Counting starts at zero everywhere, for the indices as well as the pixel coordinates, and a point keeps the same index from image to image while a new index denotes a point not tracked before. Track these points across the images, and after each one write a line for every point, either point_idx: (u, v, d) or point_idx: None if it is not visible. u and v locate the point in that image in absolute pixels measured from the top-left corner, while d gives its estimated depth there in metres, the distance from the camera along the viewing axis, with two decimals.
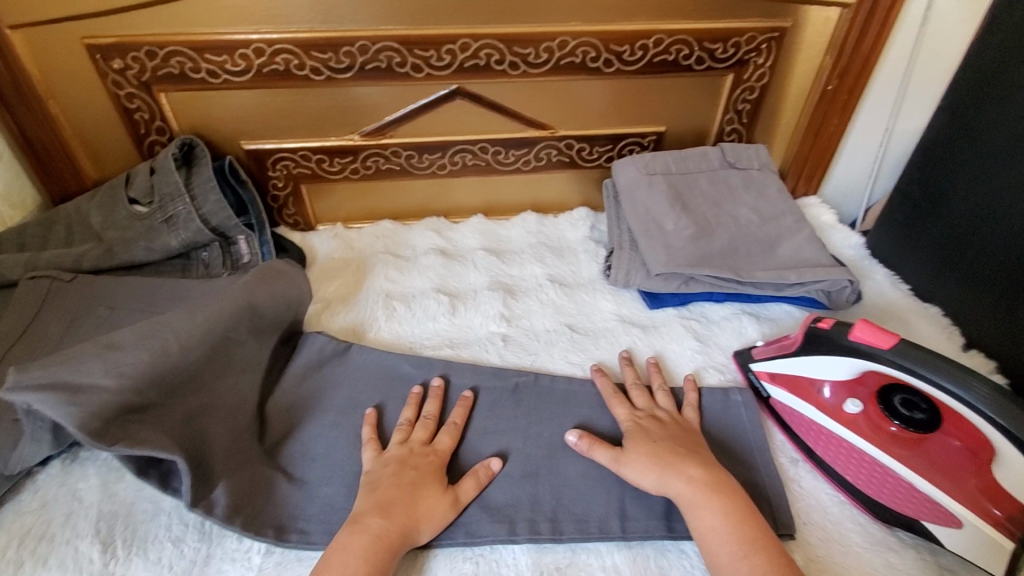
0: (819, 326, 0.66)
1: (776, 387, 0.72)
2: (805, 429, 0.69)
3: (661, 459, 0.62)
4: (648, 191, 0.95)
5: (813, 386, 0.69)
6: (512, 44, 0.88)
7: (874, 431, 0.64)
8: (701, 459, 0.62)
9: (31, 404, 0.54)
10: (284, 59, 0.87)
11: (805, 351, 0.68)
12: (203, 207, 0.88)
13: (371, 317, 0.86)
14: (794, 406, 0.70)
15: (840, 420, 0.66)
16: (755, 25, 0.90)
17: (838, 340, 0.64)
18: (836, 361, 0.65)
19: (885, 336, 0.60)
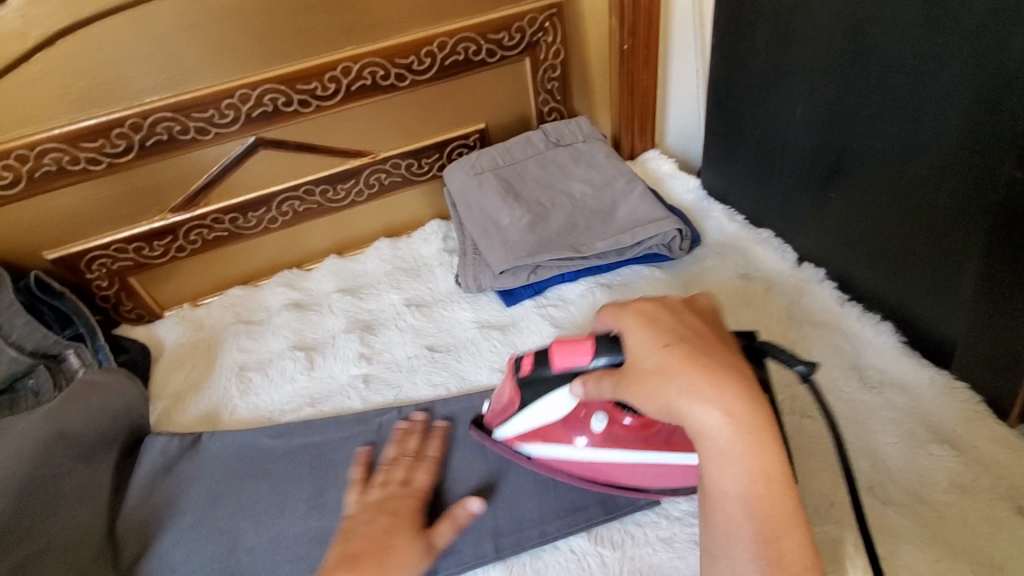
0: (523, 371, 0.60)
1: (528, 444, 0.65)
2: (585, 468, 0.64)
3: (692, 400, 0.47)
4: (479, 191, 0.94)
5: (550, 428, 0.63)
6: (293, 83, 0.86)
7: (628, 436, 0.60)
8: (739, 383, 0.47)
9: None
10: (53, 158, 0.81)
11: (530, 402, 0.61)
12: (12, 334, 0.82)
13: (225, 399, 0.82)
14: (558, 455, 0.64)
15: (597, 446, 0.62)
16: (529, 7, 0.91)
17: (547, 371, 0.58)
18: (566, 394, 0.58)
19: (576, 345, 0.56)
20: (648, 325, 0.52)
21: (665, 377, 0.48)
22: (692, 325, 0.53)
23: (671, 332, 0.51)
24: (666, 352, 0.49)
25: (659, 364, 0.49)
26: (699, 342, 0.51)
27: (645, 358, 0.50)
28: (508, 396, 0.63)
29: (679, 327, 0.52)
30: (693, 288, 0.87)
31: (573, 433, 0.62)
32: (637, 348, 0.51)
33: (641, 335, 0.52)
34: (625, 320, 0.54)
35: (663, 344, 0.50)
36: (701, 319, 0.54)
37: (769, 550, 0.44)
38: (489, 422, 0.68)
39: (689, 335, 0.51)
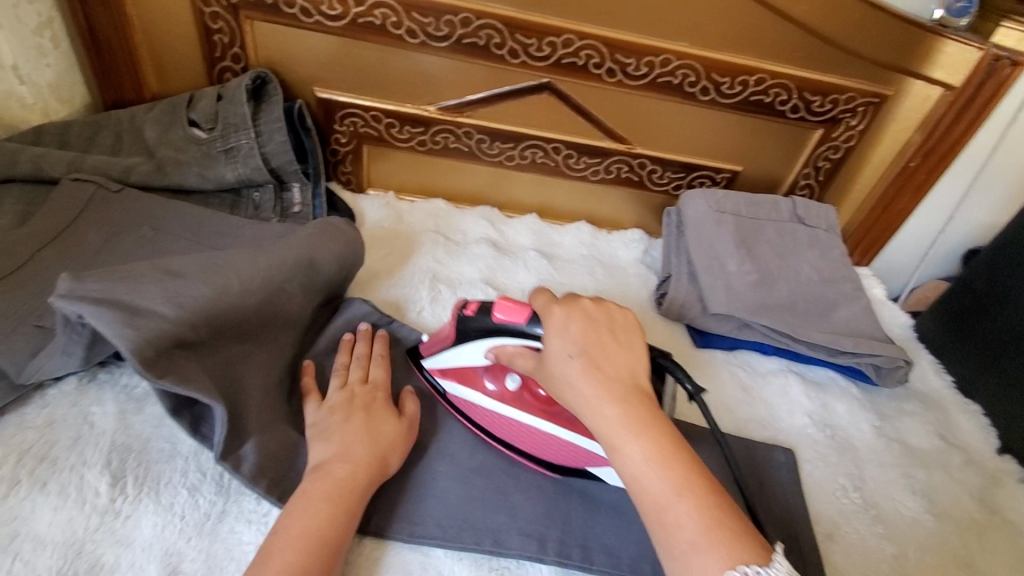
0: (466, 313, 0.63)
1: (446, 380, 0.69)
2: (495, 422, 0.67)
3: (583, 401, 0.49)
4: (715, 228, 0.91)
5: (472, 371, 0.68)
6: (616, 50, 0.86)
7: (534, 400, 0.67)
8: (614, 385, 0.50)
9: (82, 315, 0.50)
10: (381, 14, 0.83)
11: (457, 340, 0.65)
12: (267, 146, 0.84)
13: (415, 296, 0.84)
14: (465, 396, 0.68)
15: (504, 401, 0.67)
16: (858, 86, 0.89)
17: (484, 322, 0.62)
18: (489, 348, 0.62)
19: (518, 308, 0.59)
20: (564, 332, 0.53)
21: (565, 382, 0.51)
22: (594, 331, 0.53)
23: (578, 338, 0.52)
24: (570, 362, 0.51)
25: (563, 370, 0.51)
26: (604, 353, 0.52)
27: (553, 362, 0.53)
28: (444, 330, 0.67)
29: (590, 333, 0.53)
30: (887, 423, 0.84)
31: (489, 383, 0.67)
32: (552, 352, 0.53)
33: (556, 339, 0.53)
34: (552, 319, 0.54)
35: (568, 353, 0.52)
36: (614, 326, 0.54)
37: (697, 536, 0.43)
38: (421, 351, 0.70)
39: (602, 345, 0.52)
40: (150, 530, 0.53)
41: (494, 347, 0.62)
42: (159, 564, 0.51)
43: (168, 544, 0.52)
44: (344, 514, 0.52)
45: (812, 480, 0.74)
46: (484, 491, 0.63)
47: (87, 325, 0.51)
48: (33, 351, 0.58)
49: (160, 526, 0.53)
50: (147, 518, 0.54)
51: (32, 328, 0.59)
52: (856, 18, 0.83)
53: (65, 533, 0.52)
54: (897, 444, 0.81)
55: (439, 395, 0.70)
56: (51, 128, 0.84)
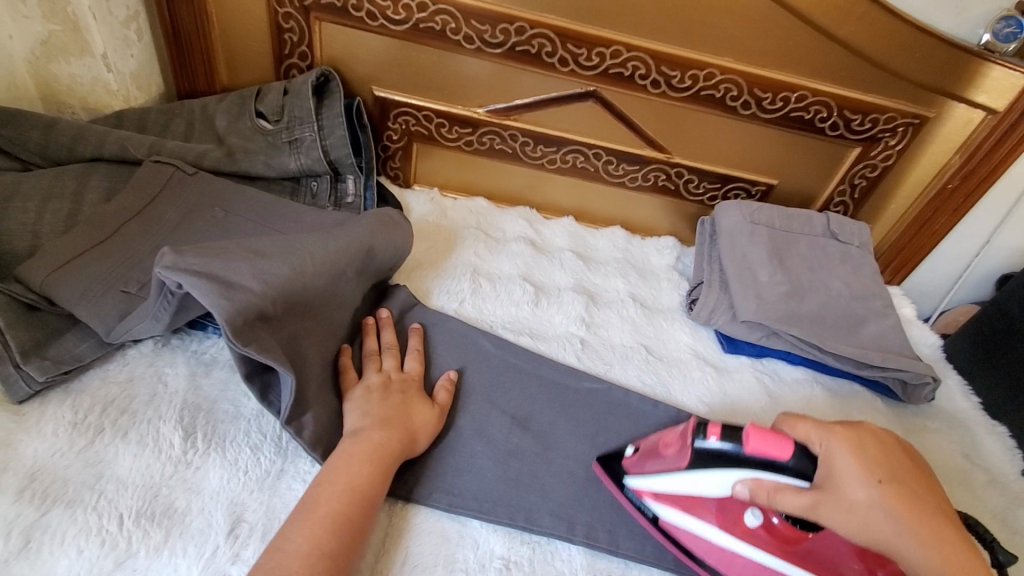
0: (706, 439, 0.58)
1: (661, 505, 0.63)
2: (708, 550, 0.62)
3: (910, 537, 0.49)
4: (748, 239, 0.94)
5: (697, 499, 0.62)
6: (661, 62, 0.89)
7: (771, 539, 0.59)
8: (936, 517, 0.50)
9: (181, 284, 0.56)
10: (442, 20, 0.88)
11: (694, 467, 0.58)
12: (327, 139, 0.90)
13: (458, 288, 0.88)
14: (680, 524, 0.63)
15: (736, 536, 0.60)
16: (898, 106, 0.91)
17: (736, 452, 0.56)
18: (738, 480, 0.56)
19: (775, 438, 0.55)
20: (856, 453, 0.53)
21: (877, 511, 0.50)
22: (869, 447, 0.54)
23: (875, 461, 0.52)
24: (878, 487, 0.51)
25: (874, 498, 0.50)
26: (905, 479, 0.52)
27: (852, 487, 0.51)
28: (673, 451, 0.61)
29: (884, 455, 0.53)
30: (911, 438, 0.85)
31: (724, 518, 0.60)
32: (845, 475, 0.52)
33: (847, 460, 0.52)
34: (826, 438, 0.54)
35: (876, 477, 0.51)
36: (871, 438, 0.55)
37: None
38: (629, 470, 0.67)
39: (899, 468, 0.53)
40: (218, 481, 0.58)
41: (749, 482, 0.56)
42: (225, 512, 0.57)
43: (233, 495, 0.58)
44: (377, 475, 0.57)
45: None
46: (518, 472, 0.67)
47: (183, 293, 0.57)
48: (120, 314, 0.65)
49: (226, 478, 0.59)
50: (215, 470, 0.59)
51: (119, 294, 0.66)
52: (900, 41, 0.86)
53: (144, 477, 0.57)
54: None
55: (644, 514, 0.65)
56: (132, 113, 0.91)
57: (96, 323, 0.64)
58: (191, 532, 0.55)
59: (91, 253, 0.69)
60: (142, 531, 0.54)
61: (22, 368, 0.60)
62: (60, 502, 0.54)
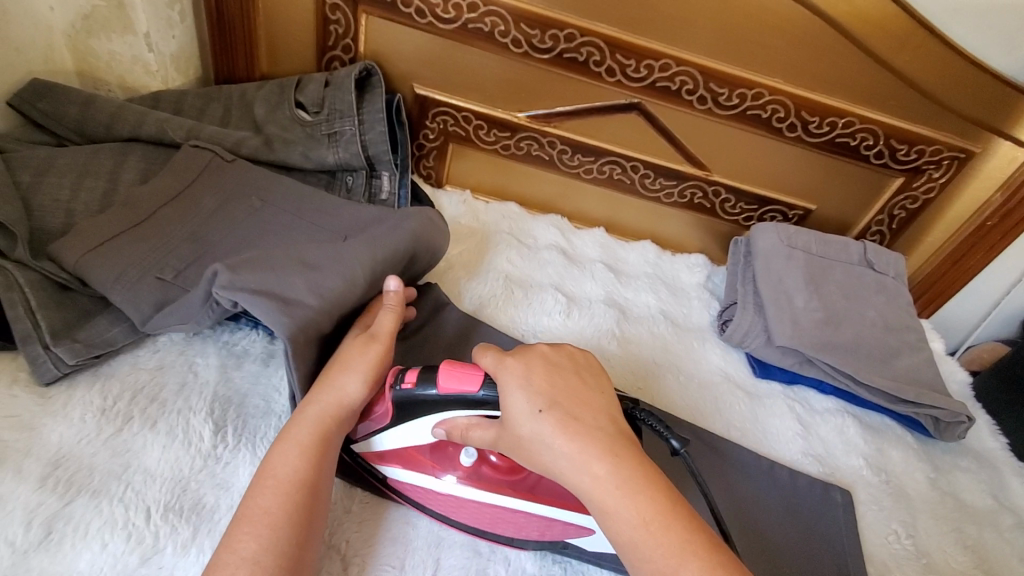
0: (405, 389, 0.58)
1: (387, 466, 0.61)
2: (462, 509, 0.60)
3: (572, 465, 0.49)
4: (785, 262, 0.92)
5: (414, 450, 0.61)
6: (710, 79, 0.88)
7: (493, 479, 0.60)
8: (598, 438, 0.50)
9: (235, 302, 0.57)
10: (491, 22, 0.87)
11: (398, 420, 0.59)
12: (367, 134, 0.89)
13: (489, 294, 0.87)
14: (418, 483, 0.60)
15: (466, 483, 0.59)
16: (946, 139, 0.90)
17: (425, 395, 0.57)
18: (436, 422, 0.58)
19: (466, 374, 0.56)
20: (524, 385, 0.53)
21: (539, 441, 0.50)
22: (571, 383, 0.54)
23: (545, 390, 0.52)
24: (539, 417, 0.51)
25: (537, 430, 0.50)
26: (567, 400, 0.52)
27: (520, 423, 0.51)
28: (379, 411, 0.59)
29: (558, 383, 0.53)
30: (940, 476, 0.84)
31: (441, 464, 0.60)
32: (512, 409, 0.52)
33: (519, 394, 0.52)
34: (507, 373, 0.54)
35: (538, 407, 0.51)
36: (577, 369, 0.56)
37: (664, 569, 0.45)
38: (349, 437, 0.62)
39: (567, 394, 0.53)
40: (247, 479, 0.57)
41: (442, 422, 0.58)
42: None
43: None
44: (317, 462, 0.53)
45: (866, 521, 0.75)
46: None
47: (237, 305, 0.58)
48: (155, 301, 0.64)
49: None
50: (244, 466, 0.58)
51: (154, 281, 0.65)
52: (953, 73, 0.85)
53: (173, 470, 0.56)
54: (949, 497, 0.81)
55: (384, 484, 0.61)
56: (171, 95, 0.90)
57: (131, 309, 0.63)
58: (221, 531, 0.53)
59: (127, 235, 0.68)
60: (169, 526, 0.52)
61: (52, 350, 0.59)
62: (85, 492, 0.53)
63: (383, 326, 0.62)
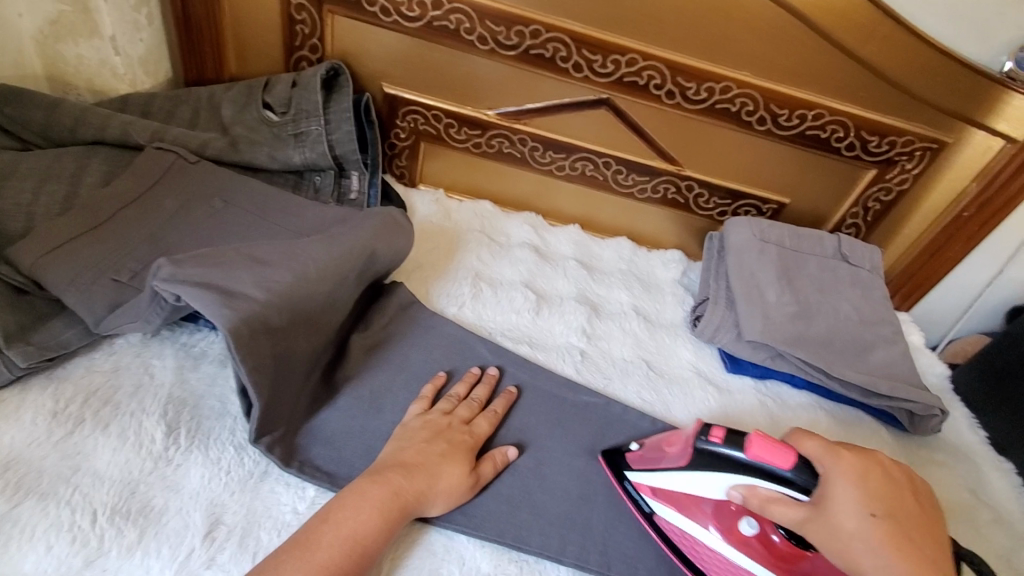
0: (711, 441, 0.59)
1: (658, 503, 0.64)
2: (686, 545, 0.63)
3: (887, 571, 0.48)
4: (757, 257, 0.92)
5: (693, 500, 0.62)
6: (677, 73, 0.88)
7: (766, 550, 0.60)
8: (920, 552, 0.49)
9: (178, 296, 0.56)
10: (456, 19, 0.87)
11: (693, 469, 0.60)
12: (334, 134, 0.89)
13: (458, 293, 0.87)
14: (681, 527, 0.63)
15: (732, 543, 0.61)
16: (916, 130, 0.89)
17: (740, 460, 0.57)
18: (735, 484, 0.58)
19: (779, 450, 0.55)
20: (861, 485, 0.52)
21: (865, 541, 0.49)
22: (908, 504, 0.53)
23: (879, 496, 0.51)
24: (872, 520, 0.50)
25: (865, 531, 0.49)
26: (902, 517, 0.51)
27: (846, 520, 0.50)
28: (675, 450, 0.63)
29: (891, 493, 0.52)
30: (916, 470, 0.83)
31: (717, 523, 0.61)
32: (840, 503, 0.51)
33: (848, 491, 0.51)
34: (842, 470, 0.53)
35: (871, 510, 0.50)
36: (913, 491, 0.54)
37: None
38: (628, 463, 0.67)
39: (897, 504, 0.51)
40: (198, 480, 0.57)
41: (744, 487, 0.57)
42: (203, 513, 0.55)
43: (213, 496, 0.56)
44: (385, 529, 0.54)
45: None
46: (509, 489, 0.65)
47: (182, 304, 0.57)
48: (110, 303, 0.64)
49: (207, 477, 0.57)
50: (196, 468, 0.57)
51: (109, 282, 0.65)
52: (921, 63, 0.84)
53: (122, 472, 0.56)
54: None
55: (644, 513, 0.65)
56: (138, 97, 0.90)
57: (84, 311, 0.62)
58: (168, 533, 0.53)
59: (85, 238, 0.68)
60: (115, 529, 0.52)
61: (6, 353, 0.58)
62: (32, 495, 0.53)
63: (485, 472, 0.64)
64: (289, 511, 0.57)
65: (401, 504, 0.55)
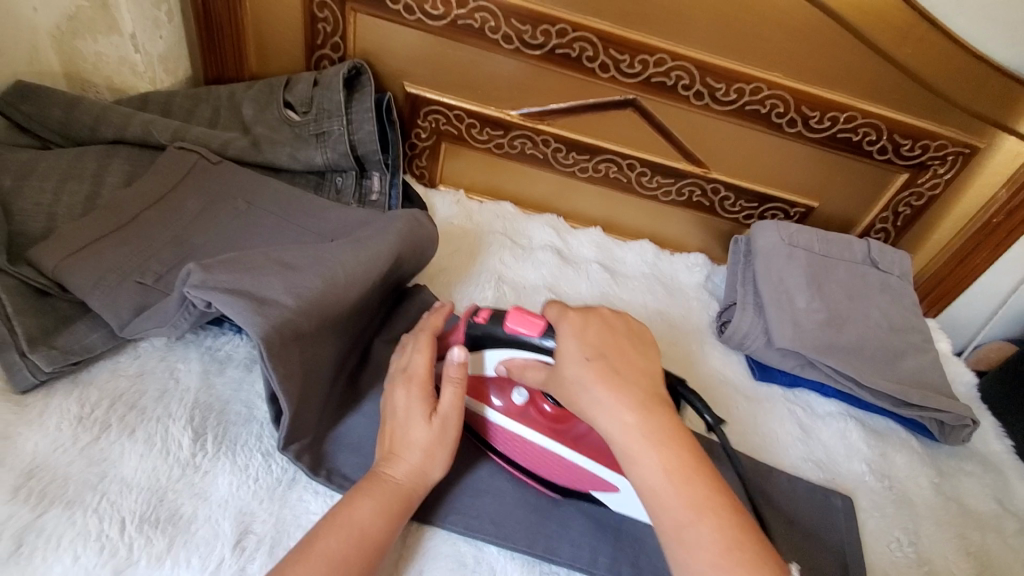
0: (476, 321, 0.60)
1: None
2: (490, 434, 0.65)
3: (602, 406, 0.50)
4: (786, 262, 0.90)
5: (483, 383, 0.65)
6: (707, 74, 0.86)
7: (541, 418, 0.63)
8: (637, 395, 0.51)
9: (210, 303, 0.55)
10: (481, 18, 0.86)
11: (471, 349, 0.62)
12: (356, 134, 0.88)
13: (480, 295, 0.85)
14: (478, 412, 0.65)
15: (511, 417, 0.63)
16: (950, 134, 0.87)
17: (496, 332, 0.59)
18: (499, 358, 0.61)
19: (533, 320, 0.57)
20: (579, 335, 0.54)
21: (578, 384, 0.51)
22: (620, 343, 0.54)
23: (594, 342, 0.53)
24: (586, 364, 0.52)
25: (579, 374, 0.51)
26: (619, 359, 0.53)
27: (567, 366, 0.52)
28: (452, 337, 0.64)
29: (607, 336, 0.54)
30: (944, 481, 0.81)
31: (501, 402, 0.64)
32: (563, 355, 0.53)
33: (571, 342, 0.53)
34: (567, 323, 0.55)
35: (584, 356, 0.52)
36: (630, 333, 0.56)
37: (659, 489, 0.48)
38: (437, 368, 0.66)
39: (615, 347, 0.53)
40: (226, 488, 0.55)
41: (505, 359, 0.61)
42: (232, 522, 0.54)
43: (241, 504, 0.55)
44: (377, 510, 0.52)
45: (867, 529, 0.73)
46: (536, 501, 0.63)
47: (212, 310, 0.56)
48: (136, 306, 0.63)
49: (235, 485, 0.56)
50: (223, 475, 0.56)
51: (134, 285, 0.64)
52: (958, 65, 0.82)
53: (150, 480, 0.55)
54: (953, 503, 0.78)
55: None
56: (159, 96, 0.89)
57: (109, 315, 0.61)
58: (197, 542, 0.52)
59: (109, 239, 0.67)
60: (144, 538, 0.51)
61: (28, 357, 0.58)
62: (59, 503, 0.52)
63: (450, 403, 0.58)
64: None
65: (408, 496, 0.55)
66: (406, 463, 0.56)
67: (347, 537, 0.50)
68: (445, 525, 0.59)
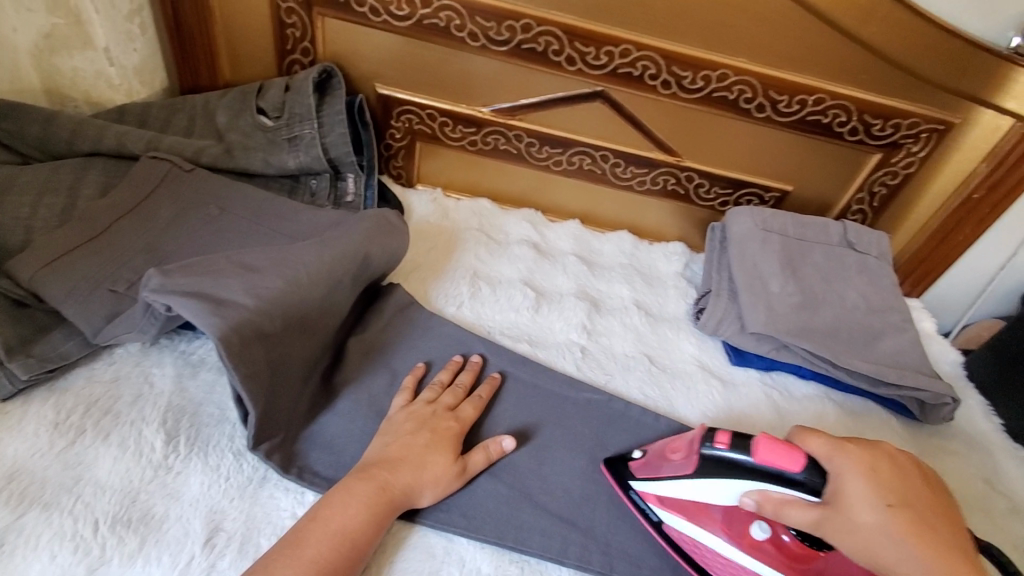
0: (717, 445, 0.58)
1: (665, 510, 0.62)
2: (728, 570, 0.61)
3: (905, 559, 0.47)
4: (760, 247, 0.90)
5: (702, 506, 0.61)
6: (673, 62, 0.86)
7: (782, 556, 0.59)
8: (944, 541, 0.48)
9: (170, 307, 0.56)
10: (446, 17, 0.86)
11: (703, 472, 0.59)
12: (328, 136, 0.89)
13: (457, 292, 0.86)
14: (688, 534, 0.62)
15: (747, 553, 0.59)
16: (921, 111, 0.87)
17: (745, 461, 0.57)
18: (747, 490, 0.57)
19: (789, 451, 0.55)
20: (869, 477, 0.51)
21: (887, 536, 0.48)
22: (922, 485, 0.53)
23: (892, 487, 0.51)
24: (888, 510, 0.49)
25: (884, 522, 0.49)
26: (916, 502, 0.51)
27: (860, 511, 0.50)
28: (680, 457, 0.62)
29: (896, 478, 0.52)
30: (927, 461, 0.81)
31: (742, 535, 0.60)
32: (855, 500, 0.50)
33: (860, 484, 0.51)
34: (841, 462, 0.52)
35: (885, 502, 0.50)
36: (890, 457, 0.54)
37: None
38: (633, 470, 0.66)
39: (913, 491, 0.51)
40: (198, 488, 0.57)
41: (756, 491, 0.56)
42: (203, 520, 0.55)
43: (212, 502, 0.56)
44: (363, 509, 0.54)
45: None
46: (507, 494, 0.64)
47: (174, 314, 0.57)
48: (108, 314, 0.64)
49: (206, 484, 0.57)
50: (195, 475, 0.58)
51: (106, 293, 0.65)
52: (924, 42, 0.82)
53: (123, 481, 0.56)
54: None
55: (649, 520, 0.64)
56: (134, 108, 0.90)
57: (83, 323, 0.63)
58: (168, 541, 0.53)
59: (81, 250, 0.68)
60: (116, 538, 0.53)
61: (6, 365, 0.59)
62: (36, 506, 0.53)
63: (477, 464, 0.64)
64: (288, 517, 0.57)
65: (388, 497, 0.56)
66: (404, 474, 0.58)
67: (330, 542, 0.52)
68: (428, 523, 0.60)
